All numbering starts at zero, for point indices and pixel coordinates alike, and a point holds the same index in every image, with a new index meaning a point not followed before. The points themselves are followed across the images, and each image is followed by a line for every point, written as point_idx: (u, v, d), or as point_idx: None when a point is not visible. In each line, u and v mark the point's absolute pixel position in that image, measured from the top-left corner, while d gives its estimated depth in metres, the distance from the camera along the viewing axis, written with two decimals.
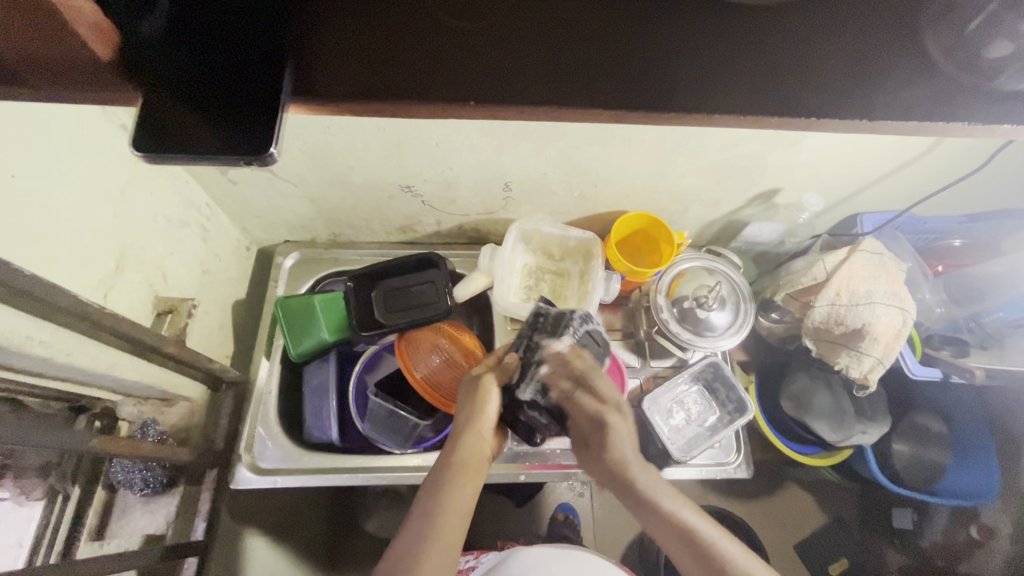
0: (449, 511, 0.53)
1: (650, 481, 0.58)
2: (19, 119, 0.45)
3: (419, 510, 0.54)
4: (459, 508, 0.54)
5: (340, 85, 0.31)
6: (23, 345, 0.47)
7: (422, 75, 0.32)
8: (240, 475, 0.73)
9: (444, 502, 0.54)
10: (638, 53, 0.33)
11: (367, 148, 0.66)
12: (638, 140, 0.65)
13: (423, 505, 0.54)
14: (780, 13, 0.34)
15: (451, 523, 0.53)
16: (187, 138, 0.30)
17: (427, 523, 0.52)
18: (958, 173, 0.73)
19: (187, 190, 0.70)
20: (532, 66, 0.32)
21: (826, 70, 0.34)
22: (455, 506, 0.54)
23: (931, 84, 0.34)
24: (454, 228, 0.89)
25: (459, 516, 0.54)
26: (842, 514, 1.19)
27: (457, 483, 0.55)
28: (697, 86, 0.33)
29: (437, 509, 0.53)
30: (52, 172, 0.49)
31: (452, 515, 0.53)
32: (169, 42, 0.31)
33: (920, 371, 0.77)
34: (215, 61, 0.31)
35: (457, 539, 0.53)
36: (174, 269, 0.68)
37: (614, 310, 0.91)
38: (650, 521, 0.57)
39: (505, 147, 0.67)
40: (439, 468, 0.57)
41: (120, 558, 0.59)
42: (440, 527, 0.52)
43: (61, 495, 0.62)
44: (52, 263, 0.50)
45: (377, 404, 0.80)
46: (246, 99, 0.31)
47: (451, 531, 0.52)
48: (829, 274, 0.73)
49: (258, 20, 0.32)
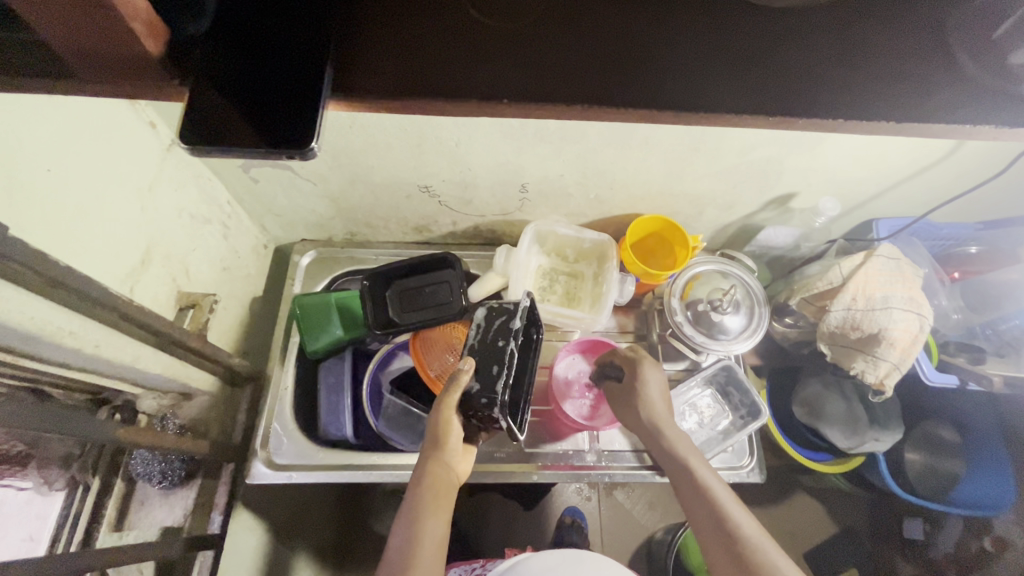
0: (425, 538, 0.53)
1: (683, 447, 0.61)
2: (52, 114, 0.46)
3: (395, 541, 0.53)
4: (437, 533, 0.54)
5: (375, 82, 0.32)
6: (55, 335, 0.47)
7: (457, 73, 0.33)
8: (256, 471, 0.74)
9: (420, 522, 0.54)
10: (668, 60, 0.34)
11: (390, 148, 0.67)
12: (657, 143, 0.66)
13: (402, 523, 0.54)
14: (811, 15, 0.35)
15: (429, 543, 0.52)
16: (230, 130, 0.31)
17: (405, 547, 0.52)
18: (976, 180, 0.73)
19: (209, 187, 0.71)
20: (564, 62, 0.33)
21: (860, 68, 0.34)
22: (431, 533, 0.53)
23: (962, 87, 0.34)
24: (469, 228, 0.90)
25: (436, 539, 0.53)
26: (853, 523, 1.18)
27: (434, 507, 0.55)
28: (736, 86, 0.33)
29: (417, 533, 0.53)
30: (84, 165, 0.50)
31: (428, 537, 0.53)
32: (216, 44, 0.32)
33: (937, 377, 0.77)
34: (262, 59, 0.32)
35: (436, 564, 0.52)
36: (196, 265, 0.70)
37: (626, 312, 0.91)
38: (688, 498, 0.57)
39: (524, 148, 0.68)
40: (414, 482, 0.58)
41: (139, 549, 0.59)
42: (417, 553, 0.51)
43: (82, 486, 0.64)
44: (83, 257, 0.51)
45: (392, 401, 0.82)
46: (286, 94, 0.31)
47: (430, 558, 0.52)
48: (845, 279, 0.73)
49: (302, 27, 0.32)
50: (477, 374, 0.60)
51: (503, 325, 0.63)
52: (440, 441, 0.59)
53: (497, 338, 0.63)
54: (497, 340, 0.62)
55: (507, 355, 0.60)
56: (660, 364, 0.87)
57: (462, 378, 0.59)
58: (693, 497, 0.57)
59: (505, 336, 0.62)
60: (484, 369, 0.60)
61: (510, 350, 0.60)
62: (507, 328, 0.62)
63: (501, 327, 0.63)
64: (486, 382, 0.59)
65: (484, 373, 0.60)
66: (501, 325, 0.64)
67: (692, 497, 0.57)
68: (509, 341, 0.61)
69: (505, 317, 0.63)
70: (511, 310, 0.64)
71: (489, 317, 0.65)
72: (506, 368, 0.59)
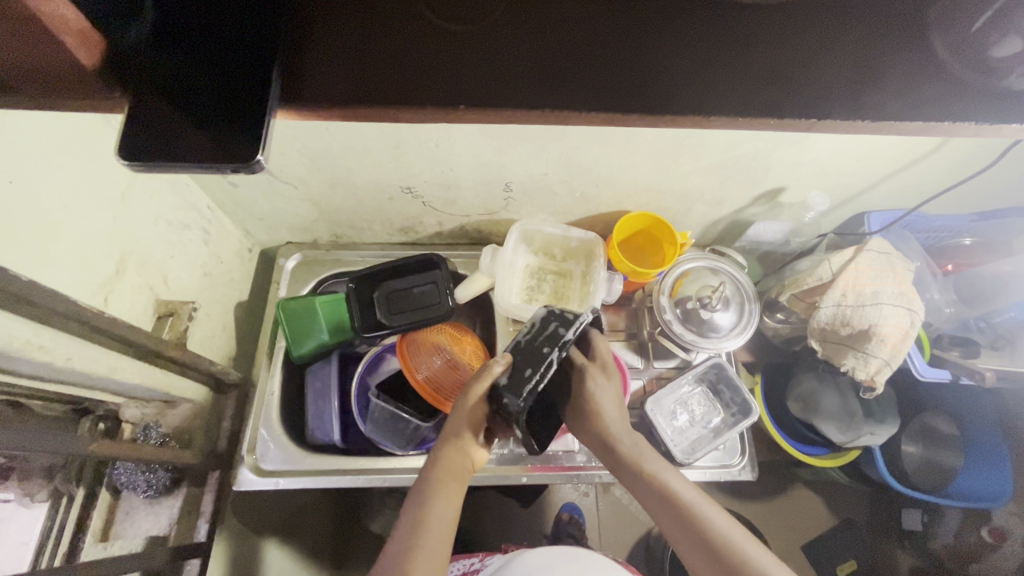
0: (431, 520, 0.51)
1: (639, 448, 0.57)
2: (12, 125, 0.45)
3: (405, 518, 0.52)
4: (444, 518, 0.52)
5: (326, 90, 0.31)
6: (23, 349, 0.46)
7: (415, 81, 0.32)
8: (243, 477, 0.73)
9: (429, 502, 0.53)
10: (631, 61, 0.33)
11: (367, 149, 0.66)
12: (640, 139, 0.64)
13: (410, 506, 0.53)
14: (781, 11, 0.33)
15: (437, 528, 0.51)
16: (172, 141, 0.30)
17: (410, 534, 0.50)
18: (968, 171, 0.71)
19: (187, 192, 0.70)
20: (521, 67, 0.32)
21: (825, 65, 0.33)
22: (438, 514, 0.52)
23: (939, 86, 0.33)
24: (456, 229, 0.89)
25: (445, 522, 0.52)
26: (851, 516, 1.17)
27: (444, 490, 0.54)
28: (697, 87, 0.32)
29: (422, 516, 0.52)
30: (49, 175, 0.49)
31: (437, 519, 0.51)
32: (154, 46, 0.30)
33: (929, 373, 0.75)
34: (205, 63, 0.31)
35: (444, 546, 0.51)
36: (176, 272, 0.69)
37: (617, 310, 0.90)
38: (658, 511, 0.54)
39: (505, 147, 0.66)
40: (426, 468, 0.56)
41: (123, 561, 0.59)
42: (426, 534, 0.50)
43: (66, 497, 0.64)
44: (52, 269, 0.50)
45: (378, 406, 0.77)
46: (234, 108, 0.30)
47: (436, 541, 0.50)
48: (835, 274, 0.72)
49: (247, 33, 0.31)
50: (510, 371, 0.56)
51: (554, 333, 0.59)
52: (462, 427, 0.57)
53: (543, 343, 0.58)
54: (542, 345, 0.58)
55: (548, 364, 0.56)
56: (650, 362, 0.86)
57: (494, 371, 0.56)
58: (660, 503, 0.53)
59: (553, 345, 0.57)
60: (517, 369, 0.56)
61: (553, 360, 0.56)
62: (557, 335, 0.58)
63: (551, 335, 0.59)
64: (528, 384, 0.55)
65: (517, 373, 0.56)
66: (551, 331, 0.59)
67: (657, 506, 0.54)
68: (555, 352, 0.57)
69: (560, 325, 0.59)
70: (568, 320, 0.60)
71: (544, 320, 0.60)
72: (541, 374, 0.55)
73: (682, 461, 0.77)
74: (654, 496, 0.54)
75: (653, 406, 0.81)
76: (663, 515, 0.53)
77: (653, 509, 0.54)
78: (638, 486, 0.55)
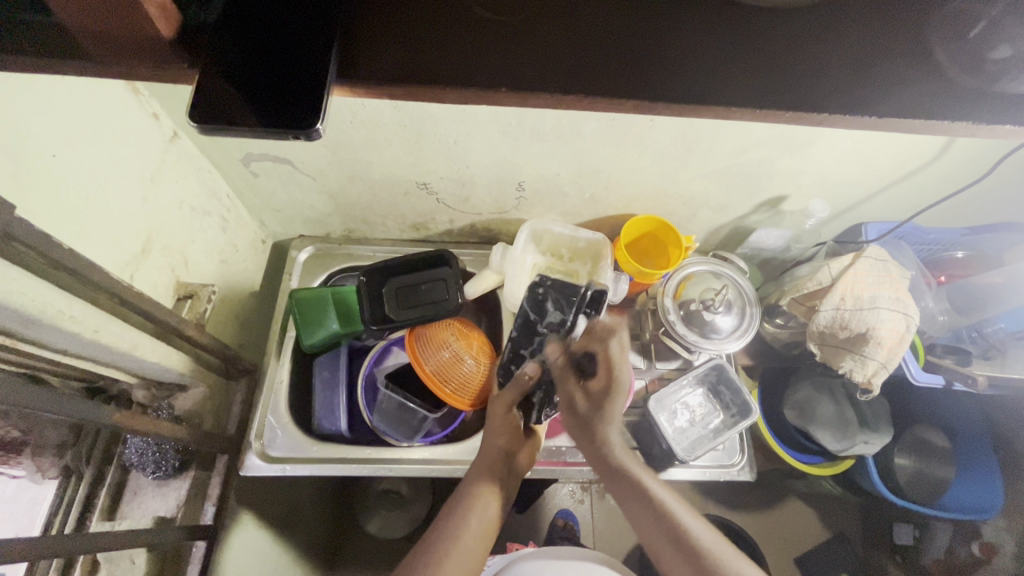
0: (472, 524, 0.59)
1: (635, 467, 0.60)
2: (58, 102, 0.47)
3: (451, 513, 0.60)
4: (482, 519, 0.60)
5: (376, 69, 0.34)
6: (56, 318, 0.48)
7: (461, 65, 0.34)
8: (250, 462, 0.74)
9: (476, 498, 0.60)
10: (652, 54, 0.35)
11: (389, 143, 0.68)
12: (651, 142, 0.67)
13: (452, 510, 0.61)
14: (797, 14, 0.36)
15: (474, 530, 0.59)
16: (233, 112, 0.32)
17: (449, 535, 0.58)
18: (960, 183, 0.75)
19: (209, 180, 0.72)
20: (557, 59, 0.35)
21: (831, 64, 0.35)
22: (480, 515, 0.60)
23: (941, 84, 0.36)
24: (467, 227, 0.91)
25: (484, 525, 0.60)
26: (842, 528, 1.18)
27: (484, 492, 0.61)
28: (712, 79, 0.35)
29: (461, 520, 0.59)
30: (88, 153, 0.51)
31: (477, 522, 0.59)
32: (220, 29, 0.33)
33: (923, 378, 0.78)
34: (264, 47, 0.33)
35: (478, 547, 0.59)
36: (195, 256, 0.70)
37: (620, 311, 0.93)
38: (644, 521, 0.58)
39: (521, 146, 0.69)
40: (470, 476, 0.63)
41: (135, 534, 0.60)
42: (462, 536, 0.58)
43: (75, 475, 0.66)
44: (88, 244, 0.52)
45: (387, 395, 0.80)
46: (287, 87, 0.32)
47: (473, 542, 0.58)
48: (834, 279, 0.75)
49: (303, 19, 0.34)
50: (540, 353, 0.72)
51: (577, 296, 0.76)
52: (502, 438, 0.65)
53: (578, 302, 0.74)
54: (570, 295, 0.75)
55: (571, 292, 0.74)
56: (652, 363, 0.89)
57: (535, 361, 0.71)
58: (644, 512, 0.58)
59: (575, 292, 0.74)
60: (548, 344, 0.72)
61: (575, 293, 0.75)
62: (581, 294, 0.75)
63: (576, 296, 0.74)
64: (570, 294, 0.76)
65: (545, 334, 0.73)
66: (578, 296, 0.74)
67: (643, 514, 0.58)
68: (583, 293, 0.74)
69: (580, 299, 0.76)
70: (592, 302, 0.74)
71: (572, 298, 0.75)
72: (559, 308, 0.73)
73: (683, 459, 0.78)
74: (677, 539, 0.55)
75: (655, 404, 0.82)
76: (647, 522, 0.57)
77: (639, 519, 0.58)
78: (637, 503, 0.58)
